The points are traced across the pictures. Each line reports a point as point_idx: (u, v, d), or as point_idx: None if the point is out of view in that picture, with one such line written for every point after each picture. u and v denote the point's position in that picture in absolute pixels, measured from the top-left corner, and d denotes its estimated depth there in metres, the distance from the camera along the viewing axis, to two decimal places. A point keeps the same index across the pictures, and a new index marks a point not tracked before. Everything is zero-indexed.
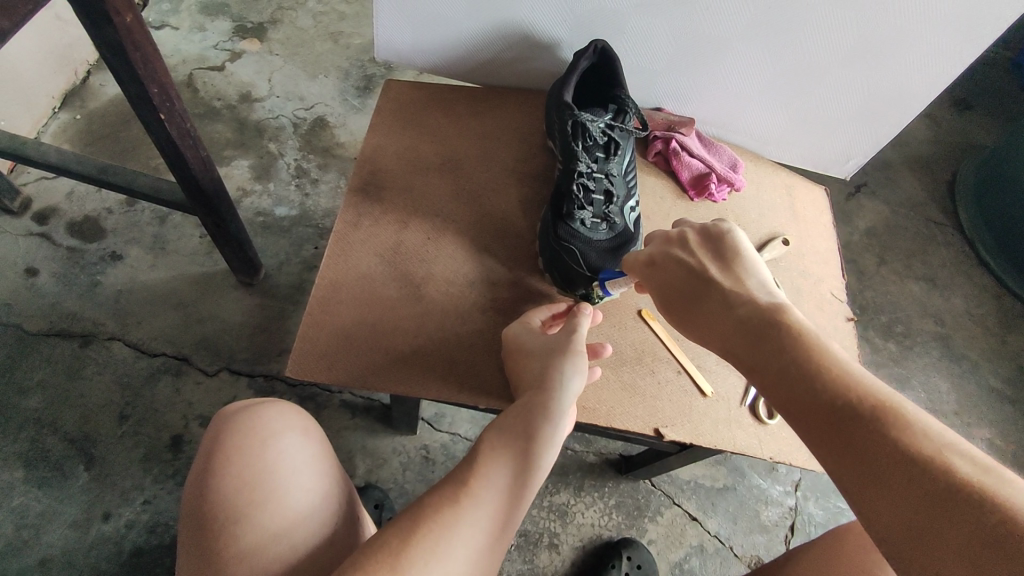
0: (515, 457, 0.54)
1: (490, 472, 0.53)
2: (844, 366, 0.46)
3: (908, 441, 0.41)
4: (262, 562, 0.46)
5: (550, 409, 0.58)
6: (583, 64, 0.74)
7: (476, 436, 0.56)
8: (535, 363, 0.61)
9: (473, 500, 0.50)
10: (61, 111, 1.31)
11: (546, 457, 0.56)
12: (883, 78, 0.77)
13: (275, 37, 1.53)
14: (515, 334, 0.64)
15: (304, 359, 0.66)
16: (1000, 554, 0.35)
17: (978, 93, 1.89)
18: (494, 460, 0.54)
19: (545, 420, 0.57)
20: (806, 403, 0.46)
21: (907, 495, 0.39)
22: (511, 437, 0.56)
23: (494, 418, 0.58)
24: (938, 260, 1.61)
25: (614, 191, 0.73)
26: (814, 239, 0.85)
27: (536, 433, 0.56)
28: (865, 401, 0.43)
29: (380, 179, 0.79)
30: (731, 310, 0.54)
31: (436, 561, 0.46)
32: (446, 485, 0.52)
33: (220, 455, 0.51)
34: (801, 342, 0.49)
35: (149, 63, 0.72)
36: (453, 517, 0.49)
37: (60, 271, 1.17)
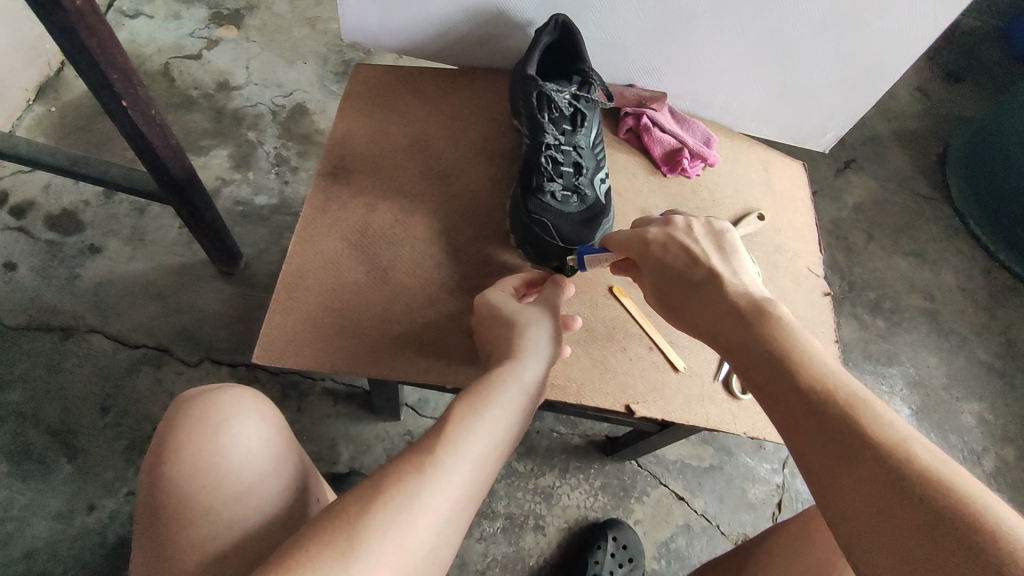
0: (486, 426, 0.51)
1: (459, 442, 0.49)
2: (825, 360, 0.46)
3: (877, 430, 0.40)
4: (210, 545, 0.47)
5: (526, 386, 0.56)
6: (546, 39, 0.73)
7: (448, 403, 0.53)
8: (510, 338, 0.59)
9: (438, 469, 0.47)
10: (35, 104, 1.30)
11: (518, 430, 0.55)
12: (857, 48, 0.76)
13: (251, 24, 1.51)
14: (494, 304, 0.62)
15: (272, 344, 0.65)
16: (955, 543, 0.34)
17: (968, 65, 1.86)
18: (464, 429, 0.50)
19: (521, 395, 0.55)
20: (782, 386, 0.45)
21: (869, 477, 0.38)
22: (482, 402, 0.53)
23: (467, 383, 0.55)
24: (927, 235, 1.60)
25: (583, 163, 0.72)
26: (790, 214, 0.84)
27: (512, 408, 0.54)
28: (839, 391, 0.43)
29: (348, 162, 0.77)
30: (720, 297, 0.53)
31: (394, 533, 0.43)
32: (411, 452, 0.48)
33: (171, 443, 0.51)
34: (785, 332, 0.48)
35: (106, 48, 0.70)
36: (415, 487, 0.45)
37: (38, 264, 1.16)
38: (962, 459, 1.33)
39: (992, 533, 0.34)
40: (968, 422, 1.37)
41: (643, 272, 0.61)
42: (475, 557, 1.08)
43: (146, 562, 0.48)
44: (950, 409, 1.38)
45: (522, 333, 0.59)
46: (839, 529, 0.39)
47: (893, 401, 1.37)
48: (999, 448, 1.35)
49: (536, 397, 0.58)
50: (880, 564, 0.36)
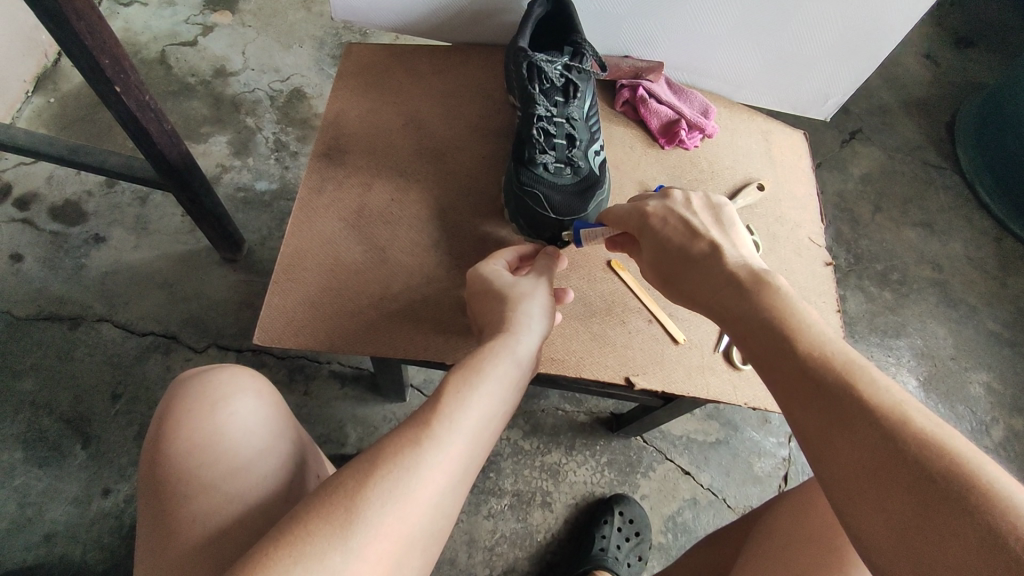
0: (481, 399, 0.52)
1: (456, 415, 0.50)
2: (821, 328, 0.45)
3: (872, 394, 0.40)
4: (209, 519, 0.47)
5: (518, 357, 0.56)
6: (537, 11, 0.73)
7: (444, 376, 0.53)
8: (504, 310, 0.60)
9: (435, 443, 0.47)
10: (34, 95, 1.30)
11: (512, 401, 0.55)
12: (857, 10, 0.74)
13: (246, 8, 1.50)
14: (486, 279, 0.62)
15: (271, 326, 0.66)
16: (948, 504, 0.34)
17: (978, 30, 1.82)
18: (459, 402, 0.51)
19: (514, 367, 0.56)
20: (778, 354, 0.45)
21: (864, 440, 0.38)
22: (477, 376, 0.53)
23: (462, 358, 0.55)
24: (935, 205, 1.58)
25: (576, 135, 0.70)
26: (790, 184, 0.83)
27: (505, 380, 0.54)
28: (835, 357, 0.42)
29: (342, 143, 0.77)
30: (717, 268, 0.53)
31: (393, 506, 0.44)
32: (408, 427, 0.49)
33: (171, 423, 0.52)
34: (782, 300, 0.48)
35: (96, 32, 0.70)
36: (413, 461, 0.46)
37: (44, 255, 1.18)
38: (970, 429, 1.32)
39: (987, 493, 0.34)
40: (977, 392, 1.36)
41: (641, 247, 0.60)
42: (483, 534, 1.09)
43: (148, 539, 0.48)
44: (959, 380, 1.37)
45: (514, 305, 0.60)
46: (834, 492, 0.39)
47: (900, 373, 1.36)
48: (1009, 418, 1.34)
49: (528, 370, 0.58)
50: (873, 527, 0.36)
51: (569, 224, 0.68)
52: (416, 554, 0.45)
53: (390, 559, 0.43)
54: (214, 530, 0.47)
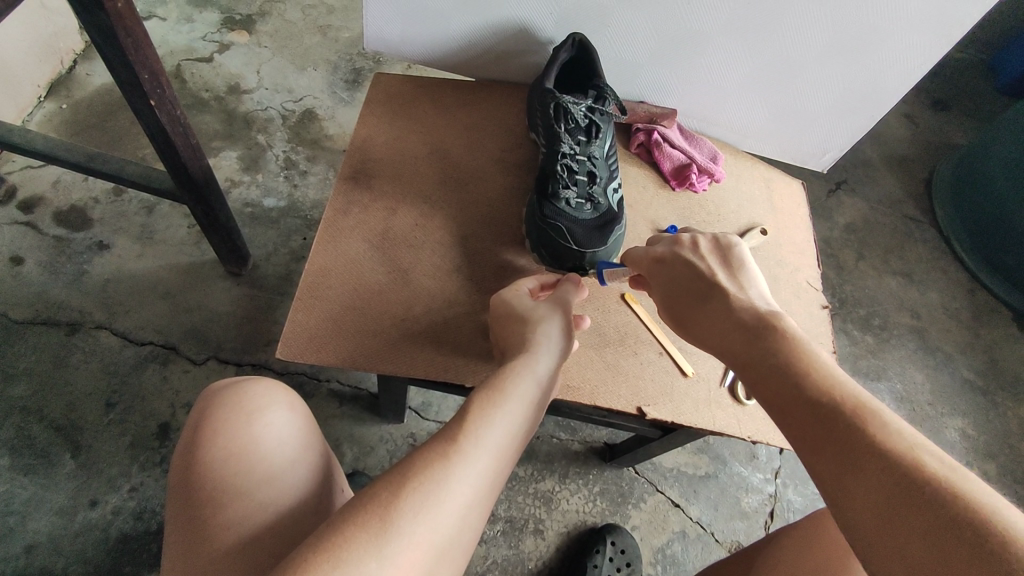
0: (505, 416, 0.54)
1: (482, 432, 0.51)
2: (831, 372, 0.48)
3: (882, 436, 0.43)
4: (244, 525, 0.49)
5: (539, 379, 0.58)
6: (563, 56, 0.77)
7: (469, 395, 0.55)
8: (524, 331, 0.62)
9: (463, 457, 0.49)
10: (47, 100, 1.31)
11: (533, 419, 0.57)
12: (856, 73, 0.80)
13: (264, 29, 1.53)
14: (506, 303, 0.66)
15: (294, 342, 0.67)
16: (961, 542, 0.36)
17: (954, 94, 1.95)
18: (484, 420, 0.52)
19: (535, 386, 0.58)
20: (792, 397, 0.48)
21: (874, 480, 0.41)
22: (500, 395, 0.55)
23: (485, 378, 0.57)
24: (914, 256, 1.66)
25: (596, 173, 0.74)
26: (789, 231, 0.89)
27: (526, 398, 0.56)
28: (846, 400, 0.46)
29: (369, 167, 0.80)
30: (731, 312, 0.56)
31: (425, 517, 0.45)
32: (436, 442, 0.50)
33: (208, 432, 0.54)
34: (795, 345, 0.51)
35: (140, 48, 0.72)
36: (443, 473, 0.48)
37: (46, 259, 1.17)
38: None
39: (997, 531, 0.36)
40: (952, 437, 1.41)
41: (655, 287, 0.64)
42: (475, 560, 1.09)
43: (180, 544, 0.50)
44: (935, 425, 1.42)
45: (533, 327, 0.62)
46: (851, 531, 0.41)
47: None
48: (982, 463, 1.39)
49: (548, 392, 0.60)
50: (888, 563, 0.38)
51: (589, 257, 0.71)
52: (443, 565, 0.47)
53: (422, 568, 0.44)
54: (248, 536, 0.49)
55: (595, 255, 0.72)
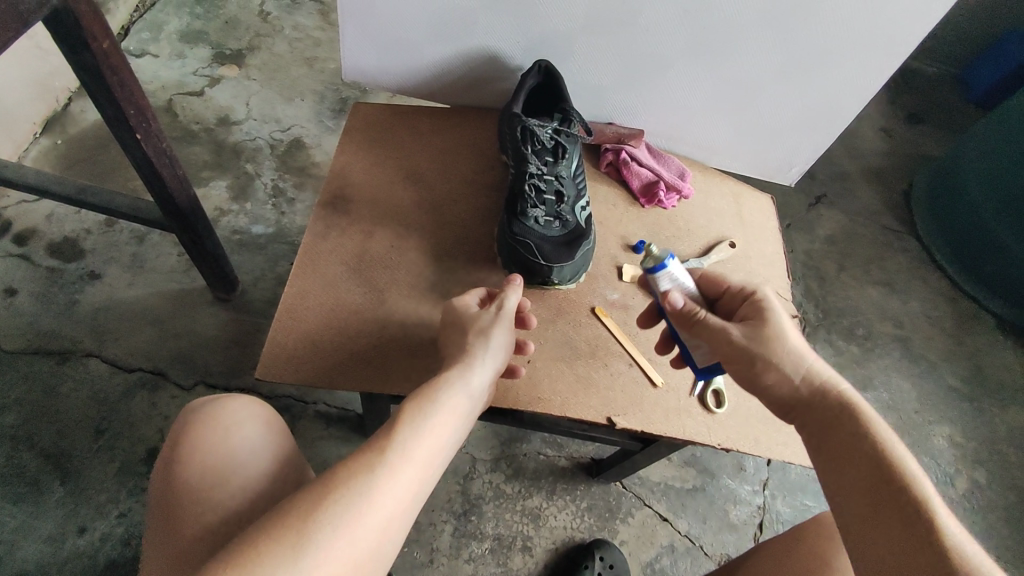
0: (431, 429, 0.56)
1: (410, 445, 0.53)
2: (911, 469, 0.51)
3: (952, 545, 0.46)
4: (210, 533, 0.52)
5: (471, 392, 0.60)
6: (530, 81, 0.79)
7: (399, 404, 0.57)
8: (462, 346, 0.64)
9: (388, 472, 0.51)
10: (42, 136, 1.35)
11: (462, 430, 0.59)
12: (813, 89, 0.84)
13: (252, 63, 1.58)
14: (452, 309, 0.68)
15: (273, 362, 0.70)
16: None
17: (927, 108, 2.00)
18: (412, 433, 0.54)
19: (466, 400, 0.60)
20: (874, 483, 0.50)
21: (923, 569, 0.46)
22: (430, 406, 0.57)
23: (415, 389, 0.59)
24: (895, 266, 1.69)
25: (564, 192, 0.77)
26: (758, 243, 0.92)
27: (455, 412, 0.58)
28: (924, 501, 0.49)
29: (347, 192, 0.83)
30: (822, 384, 0.57)
31: (344, 531, 0.47)
32: (364, 453, 0.52)
33: (184, 439, 0.57)
34: (884, 432, 0.53)
35: (126, 85, 0.75)
36: (367, 485, 0.49)
37: (38, 290, 1.19)
38: (935, 481, 1.38)
39: None
40: (940, 445, 1.42)
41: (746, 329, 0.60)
42: None
43: (156, 549, 0.53)
44: (923, 432, 1.43)
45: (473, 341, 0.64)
46: None
47: None
48: (971, 470, 1.40)
49: (478, 404, 0.62)
50: None
51: (557, 273, 0.73)
52: None
53: None
54: (211, 535, 0.52)
55: (562, 271, 0.74)
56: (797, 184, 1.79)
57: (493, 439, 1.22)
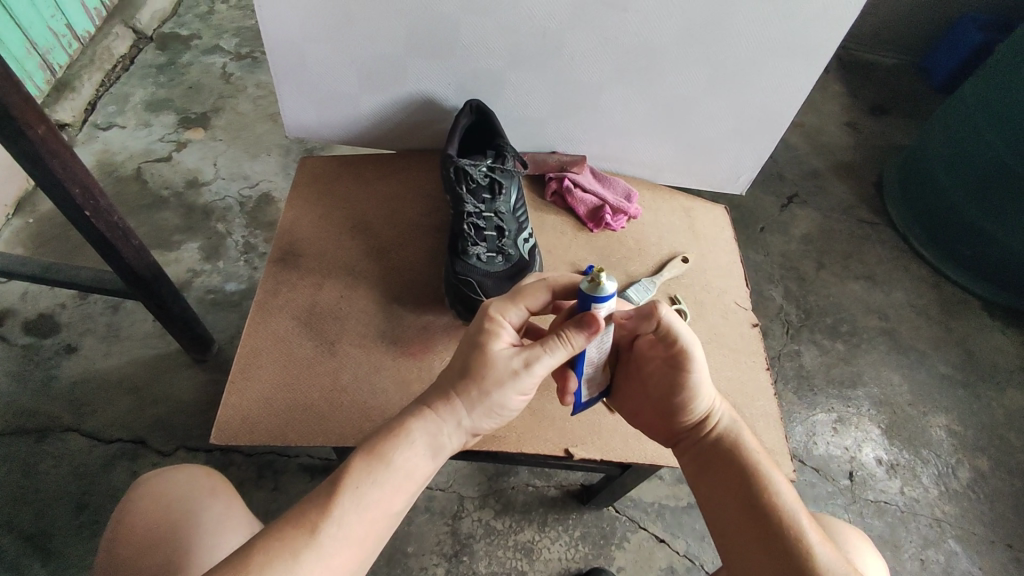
0: (379, 497, 0.51)
1: (345, 519, 0.49)
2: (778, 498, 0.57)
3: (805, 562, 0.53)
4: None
5: (435, 447, 0.55)
6: (463, 122, 0.81)
7: (344, 461, 0.52)
8: (448, 385, 0.56)
9: (315, 550, 0.48)
10: (14, 217, 1.38)
11: (420, 487, 0.54)
12: (745, 101, 0.85)
13: (217, 124, 1.62)
14: (490, 331, 0.56)
15: (227, 425, 0.69)
16: None
17: (891, 98, 2.01)
18: (352, 504, 0.50)
19: (428, 455, 0.54)
20: (746, 512, 0.57)
21: None
22: (384, 470, 0.52)
23: (370, 439, 0.53)
24: (874, 258, 1.68)
25: (505, 227, 0.78)
26: (713, 255, 0.92)
27: (411, 473, 0.53)
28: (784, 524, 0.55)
29: (296, 247, 0.83)
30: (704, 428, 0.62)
31: None
32: (293, 528, 0.48)
33: (135, 495, 0.64)
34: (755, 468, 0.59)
35: (68, 166, 0.77)
36: (289, 569, 0.46)
37: (15, 370, 1.20)
38: (937, 473, 1.34)
39: None
40: (938, 435, 1.39)
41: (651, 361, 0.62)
42: None
43: None
44: (919, 425, 1.41)
45: (461, 386, 0.55)
46: None
47: (862, 423, 1.39)
48: (972, 459, 1.37)
49: (447, 450, 0.56)
50: None
51: None
52: None
53: None
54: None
55: None
56: (768, 185, 1.79)
57: (480, 474, 1.21)
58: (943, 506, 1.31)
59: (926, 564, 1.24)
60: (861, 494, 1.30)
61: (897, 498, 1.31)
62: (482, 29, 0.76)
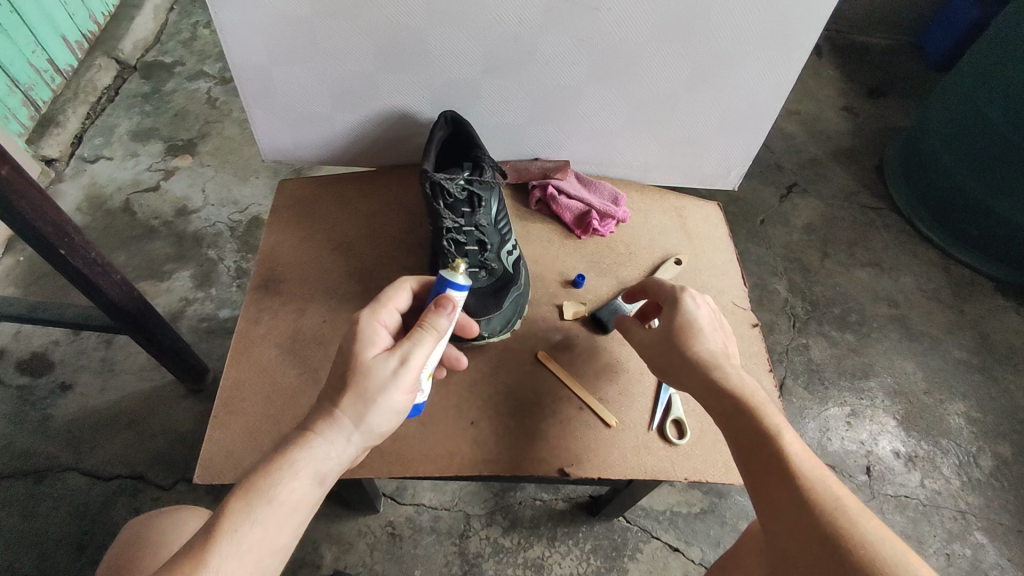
0: (261, 534, 0.47)
1: (224, 566, 0.45)
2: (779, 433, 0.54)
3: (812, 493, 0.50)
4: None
5: (320, 471, 0.51)
6: (439, 134, 0.78)
7: (219, 505, 0.48)
8: (327, 406, 0.53)
9: None
10: (4, 257, 1.37)
11: (308, 515, 0.51)
12: (729, 94, 0.82)
13: (205, 150, 1.61)
14: (360, 331, 0.55)
15: (210, 462, 0.67)
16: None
17: (887, 80, 1.97)
18: (230, 550, 0.46)
19: (313, 483, 0.51)
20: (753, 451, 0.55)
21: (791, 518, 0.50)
22: (264, 504, 0.48)
23: (247, 476, 0.49)
24: (880, 243, 1.63)
25: (486, 240, 0.76)
26: (708, 254, 0.89)
27: (296, 503, 0.49)
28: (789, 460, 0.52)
29: (277, 273, 0.81)
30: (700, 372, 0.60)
31: None
32: None
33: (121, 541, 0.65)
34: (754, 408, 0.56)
35: (38, 206, 0.76)
36: None
37: (10, 411, 1.19)
38: (958, 463, 1.30)
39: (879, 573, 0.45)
40: (957, 424, 1.35)
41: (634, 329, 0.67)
42: None
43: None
44: (937, 414, 1.36)
45: (339, 401, 0.52)
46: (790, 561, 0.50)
47: (877, 415, 1.35)
48: (995, 446, 1.32)
49: (334, 474, 0.53)
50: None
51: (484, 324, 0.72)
52: None
53: None
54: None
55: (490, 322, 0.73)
56: (767, 176, 1.75)
57: (485, 491, 1.18)
58: (966, 497, 1.26)
59: (953, 558, 1.20)
60: (881, 489, 1.26)
61: (918, 491, 1.26)
62: (451, 38, 0.74)
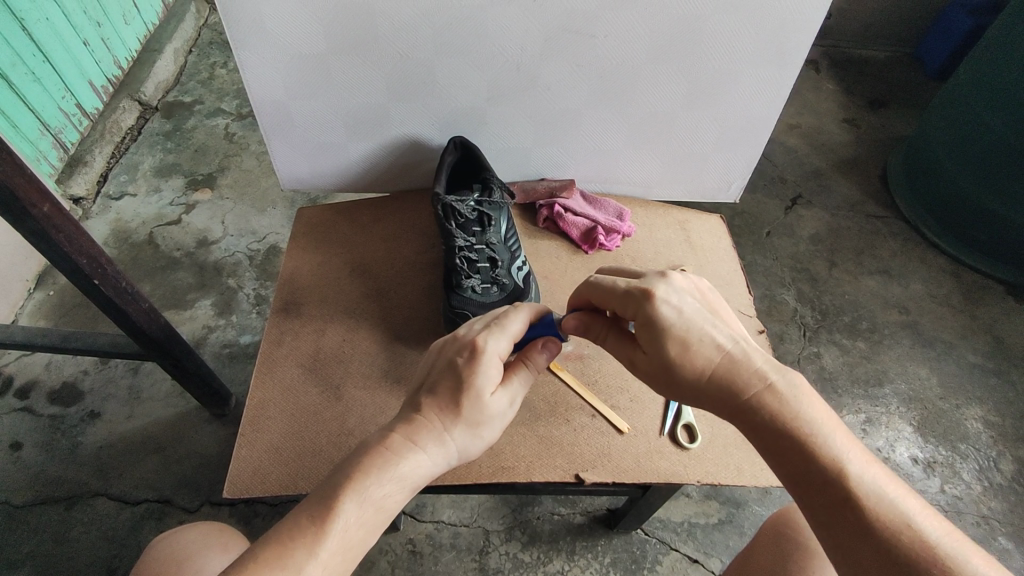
0: (356, 533, 0.48)
1: (321, 552, 0.46)
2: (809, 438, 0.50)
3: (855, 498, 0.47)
4: None
5: (417, 485, 0.52)
6: (448, 158, 0.83)
7: (331, 493, 0.49)
8: (435, 425, 0.53)
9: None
10: (35, 291, 1.43)
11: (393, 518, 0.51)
12: (726, 112, 0.86)
13: (224, 183, 1.67)
14: (482, 363, 0.55)
15: (239, 478, 0.69)
16: None
17: (887, 91, 2.00)
18: (330, 540, 0.47)
19: (408, 493, 0.51)
20: (789, 463, 0.50)
21: (834, 527, 0.48)
22: (369, 506, 0.49)
23: (358, 473, 0.50)
24: (888, 251, 1.64)
25: (497, 257, 0.80)
26: (712, 264, 0.91)
27: (389, 511, 0.50)
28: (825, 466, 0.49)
29: (298, 296, 0.85)
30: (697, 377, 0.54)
31: None
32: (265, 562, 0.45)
33: (161, 553, 0.69)
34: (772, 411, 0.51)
35: (73, 239, 0.80)
36: None
37: (42, 440, 1.23)
38: (978, 468, 1.29)
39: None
40: (975, 428, 1.34)
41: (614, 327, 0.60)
42: None
43: None
44: (953, 418, 1.36)
45: (451, 424, 0.54)
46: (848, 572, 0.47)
47: (893, 421, 1.35)
48: (1014, 449, 1.32)
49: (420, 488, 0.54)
50: None
51: None
52: None
53: None
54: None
55: None
56: (771, 189, 1.77)
57: (503, 507, 1.19)
58: (989, 502, 1.25)
59: None
60: None
61: (938, 497, 1.25)
62: (459, 68, 0.78)
